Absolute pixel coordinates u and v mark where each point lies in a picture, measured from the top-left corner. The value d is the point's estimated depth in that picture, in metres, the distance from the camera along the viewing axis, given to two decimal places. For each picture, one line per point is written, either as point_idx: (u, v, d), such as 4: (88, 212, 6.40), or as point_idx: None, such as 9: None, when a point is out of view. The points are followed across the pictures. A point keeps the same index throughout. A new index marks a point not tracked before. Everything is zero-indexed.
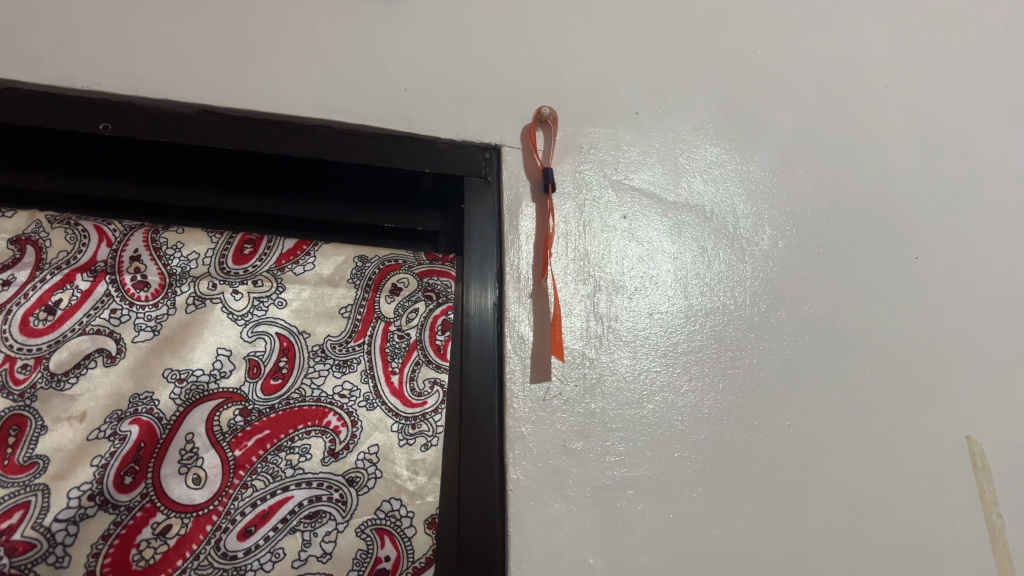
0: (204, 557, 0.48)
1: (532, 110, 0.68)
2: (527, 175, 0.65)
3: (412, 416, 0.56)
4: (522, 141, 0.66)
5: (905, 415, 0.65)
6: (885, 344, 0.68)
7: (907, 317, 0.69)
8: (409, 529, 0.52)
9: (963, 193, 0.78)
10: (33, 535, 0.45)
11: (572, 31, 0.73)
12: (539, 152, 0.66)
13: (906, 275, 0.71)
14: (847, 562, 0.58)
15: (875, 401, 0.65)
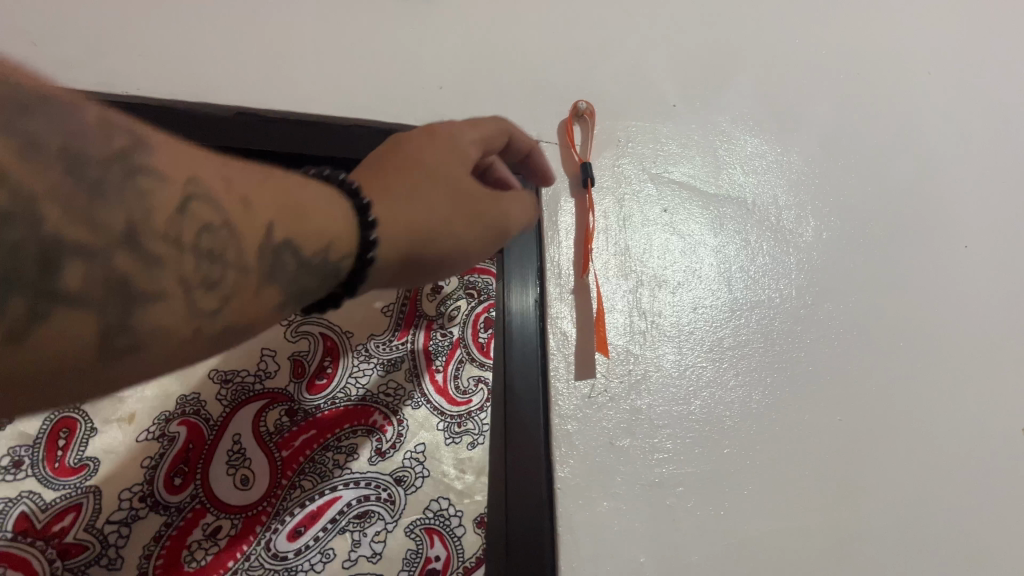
0: (255, 558, 0.62)
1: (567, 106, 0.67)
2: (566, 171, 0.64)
3: (457, 415, 0.65)
4: (560, 137, 0.66)
5: (961, 408, 0.63)
6: (939, 334, 0.65)
7: (961, 307, 0.67)
8: (458, 529, 0.61)
9: (1014, 178, 0.75)
10: (86, 538, 0.61)
11: (608, 20, 0.72)
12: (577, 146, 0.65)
13: (958, 263, 0.69)
14: (899, 560, 0.56)
15: (929, 392, 0.63)
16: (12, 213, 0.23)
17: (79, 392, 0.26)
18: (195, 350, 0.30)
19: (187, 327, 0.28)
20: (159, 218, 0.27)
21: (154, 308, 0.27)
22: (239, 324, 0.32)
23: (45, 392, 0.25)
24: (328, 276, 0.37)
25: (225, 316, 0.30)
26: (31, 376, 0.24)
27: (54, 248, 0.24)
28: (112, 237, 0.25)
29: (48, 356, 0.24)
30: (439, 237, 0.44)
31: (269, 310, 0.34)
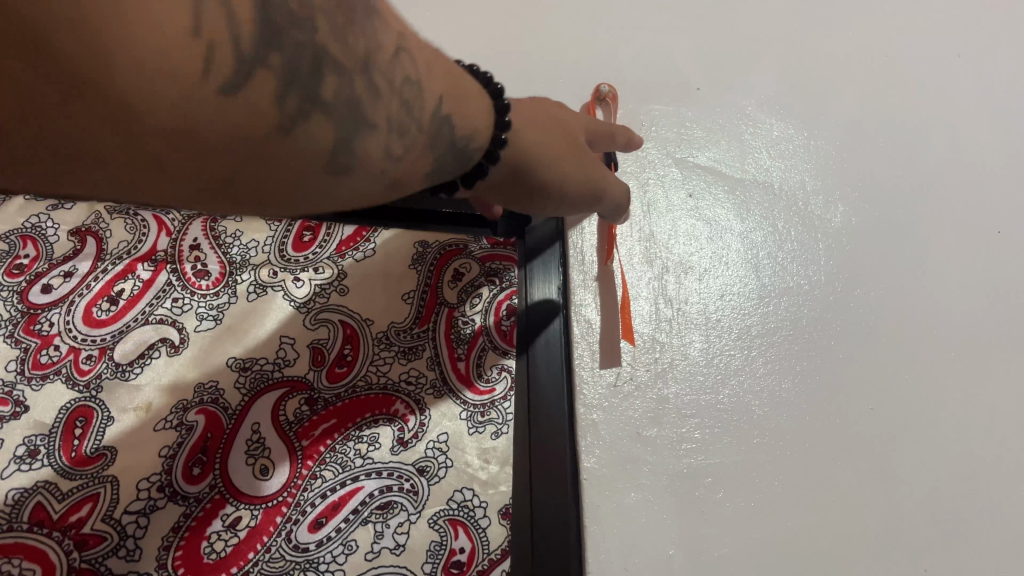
0: (277, 548, 0.61)
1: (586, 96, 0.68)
2: None
3: (480, 405, 0.65)
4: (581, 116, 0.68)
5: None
6: (990, 316, 0.61)
7: (1017, 286, 0.63)
8: (482, 520, 0.60)
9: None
10: (104, 529, 0.61)
11: (623, 20, 0.74)
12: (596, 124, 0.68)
13: (1011, 240, 0.65)
14: (951, 553, 0.53)
15: (983, 374, 0.58)
16: (300, 9, 0.22)
17: (291, 197, 0.25)
18: (379, 188, 0.28)
19: (388, 164, 0.27)
20: (394, 55, 0.25)
21: (376, 137, 0.26)
22: (417, 176, 0.30)
23: (272, 187, 0.24)
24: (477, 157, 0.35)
25: (413, 165, 0.29)
26: (269, 165, 0.23)
27: (322, 54, 0.23)
28: (357, 60, 0.24)
29: (286, 154, 0.23)
30: (559, 172, 0.44)
31: (441, 170, 0.32)
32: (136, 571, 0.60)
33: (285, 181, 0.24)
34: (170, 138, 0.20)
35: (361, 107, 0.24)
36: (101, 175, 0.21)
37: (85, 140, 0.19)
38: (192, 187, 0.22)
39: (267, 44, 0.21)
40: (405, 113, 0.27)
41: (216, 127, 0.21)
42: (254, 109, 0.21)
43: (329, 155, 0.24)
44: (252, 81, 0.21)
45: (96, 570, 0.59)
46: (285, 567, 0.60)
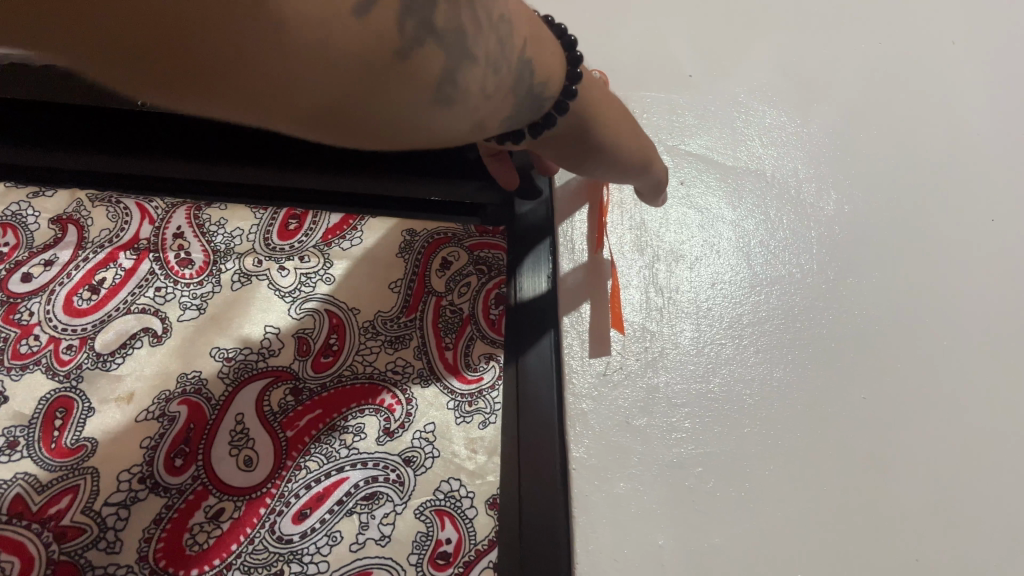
0: (258, 540, 0.63)
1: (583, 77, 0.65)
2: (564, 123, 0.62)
3: (468, 394, 0.66)
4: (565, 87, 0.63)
5: (1015, 382, 0.58)
6: (981, 304, 0.61)
7: (1007, 276, 0.62)
8: (469, 511, 0.61)
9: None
10: (83, 521, 0.63)
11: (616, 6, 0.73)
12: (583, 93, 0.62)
13: (1005, 229, 0.64)
14: (943, 542, 0.53)
15: (973, 364, 0.58)
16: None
17: (396, 133, 0.24)
18: (461, 131, 0.28)
19: (476, 103, 0.27)
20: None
21: (473, 74, 0.25)
22: (490, 121, 0.30)
23: (385, 120, 0.23)
24: (535, 108, 0.35)
25: (491, 109, 0.29)
26: (388, 93, 0.22)
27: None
28: None
29: (405, 84, 0.22)
30: (630, 137, 0.47)
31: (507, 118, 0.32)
32: (117, 564, 0.62)
33: (397, 114, 0.23)
34: (312, 55, 0.19)
35: (465, 36, 0.24)
36: (224, 96, 0.19)
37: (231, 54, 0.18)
38: (310, 117, 0.21)
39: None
40: (493, 50, 0.26)
41: (353, 47, 0.20)
42: (387, 30, 0.20)
43: (437, 87, 0.23)
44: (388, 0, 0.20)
45: (75, 563, 0.62)
46: (269, 559, 0.62)
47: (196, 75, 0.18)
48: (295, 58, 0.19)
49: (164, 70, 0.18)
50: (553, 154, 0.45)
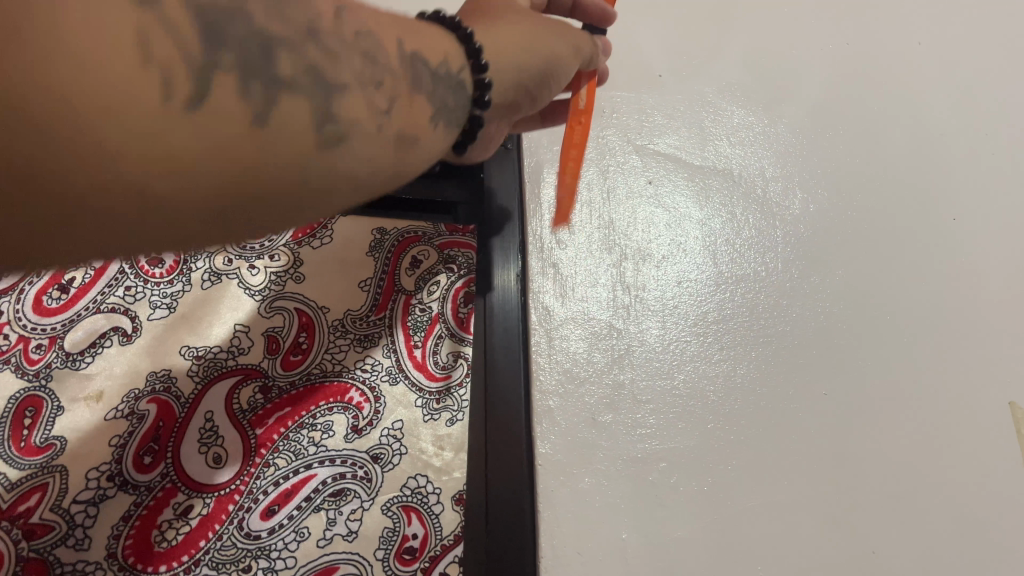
0: (227, 538, 0.67)
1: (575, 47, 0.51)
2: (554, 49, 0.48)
3: (435, 393, 0.73)
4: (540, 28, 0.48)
5: (958, 378, 0.60)
6: (935, 302, 0.63)
7: (959, 277, 0.64)
8: (435, 506, 0.69)
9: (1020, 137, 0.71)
10: (52, 519, 0.67)
11: None
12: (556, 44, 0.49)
13: (961, 228, 0.66)
14: (891, 532, 0.55)
15: (921, 360, 0.60)
16: (233, 11, 0.26)
17: (363, 181, 0.32)
18: (387, 156, 0.32)
19: (371, 119, 0.31)
20: (323, 22, 0.29)
21: (342, 96, 0.29)
22: (386, 127, 0.32)
23: (317, 178, 0.29)
24: (450, 107, 0.38)
25: (391, 122, 0.32)
26: (299, 151, 0.28)
27: (260, 39, 0.27)
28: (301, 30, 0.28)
29: (308, 139, 0.28)
30: (539, 47, 0.47)
31: (412, 121, 0.34)
32: (84, 560, 0.66)
33: (334, 163, 0.29)
34: (197, 145, 0.24)
35: (327, 76, 0.29)
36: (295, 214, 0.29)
37: (143, 168, 0.22)
38: (228, 196, 0.25)
39: (222, 50, 0.25)
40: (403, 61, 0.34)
41: (229, 118, 0.25)
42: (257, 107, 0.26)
43: (325, 126, 0.29)
44: (251, 89, 0.26)
45: (45, 561, 0.65)
46: (235, 555, 0.67)
47: (191, 222, 0.25)
48: (190, 152, 0.23)
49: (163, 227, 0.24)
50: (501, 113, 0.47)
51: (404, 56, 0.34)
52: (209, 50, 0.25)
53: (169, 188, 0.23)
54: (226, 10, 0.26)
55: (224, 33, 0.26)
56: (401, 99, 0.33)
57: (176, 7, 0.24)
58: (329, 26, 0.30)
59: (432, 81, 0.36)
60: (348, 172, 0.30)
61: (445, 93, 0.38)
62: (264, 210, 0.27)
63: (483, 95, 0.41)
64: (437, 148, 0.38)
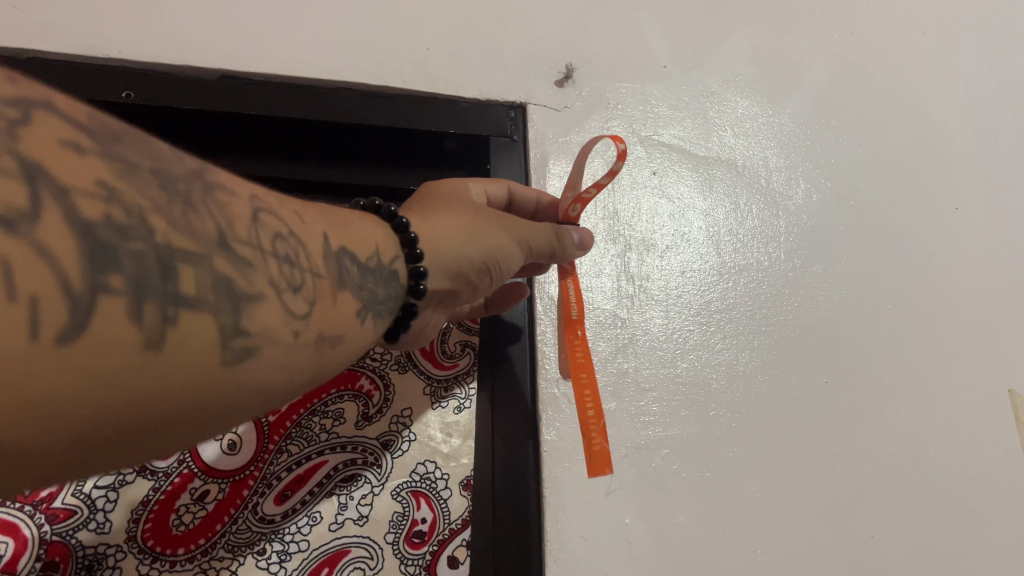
0: (243, 521, 0.57)
1: (509, 242, 0.50)
2: (476, 247, 0.48)
3: (442, 379, 0.64)
4: (467, 230, 0.48)
5: (945, 369, 0.63)
6: (925, 294, 0.65)
7: (949, 270, 0.67)
8: (443, 491, 0.59)
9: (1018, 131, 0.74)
10: (74, 503, 0.56)
11: None
12: (477, 243, 0.48)
13: (950, 222, 0.69)
14: (884, 517, 0.57)
15: (912, 354, 0.63)
16: (131, 226, 0.23)
17: (270, 389, 0.30)
18: (304, 356, 0.32)
19: (288, 326, 0.30)
20: (239, 227, 0.29)
21: (255, 310, 0.28)
22: (305, 329, 0.32)
23: (217, 398, 0.26)
24: (377, 297, 0.40)
25: (309, 322, 0.32)
26: (199, 374, 0.25)
27: (163, 256, 0.24)
28: (217, 240, 0.27)
29: (210, 358, 0.26)
30: (476, 244, 0.48)
31: (331, 319, 0.35)
32: (106, 543, 0.55)
33: (237, 378, 0.27)
34: (69, 388, 0.21)
35: (241, 288, 0.27)
36: (236, 416, 0.29)
37: (106, 414, 0.22)
38: (176, 419, 0.25)
39: (115, 272, 0.22)
40: (327, 255, 0.35)
41: (114, 354, 0.22)
42: (204, 327, 0.25)
43: (232, 344, 0.27)
44: (145, 315, 0.23)
45: (67, 544, 0.54)
46: (250, 538, 0.56)
47: (53, 464, 0.22)
48: (60, 395, 0.21)
49: (112, 457, 0.24)
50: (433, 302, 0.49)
51: (328, 258, 0.35)
52: (97, 275, 0.22)
53: (26, 435, 0.20)
54: (125, 225, 0.23)
55: (118, 251, 0.23)
56: (322, 298, 0.34)
57: (57, 233, 0.21)
58: (243, 234, 0.29)
59: (357, 279, 0.38)
60: (290, 363, 0.31)
61: (370, 283, 0.39)
62: (207, 424, 0.27)
63: (418, 284, 0.44)
64: (361, 339, 0.39)
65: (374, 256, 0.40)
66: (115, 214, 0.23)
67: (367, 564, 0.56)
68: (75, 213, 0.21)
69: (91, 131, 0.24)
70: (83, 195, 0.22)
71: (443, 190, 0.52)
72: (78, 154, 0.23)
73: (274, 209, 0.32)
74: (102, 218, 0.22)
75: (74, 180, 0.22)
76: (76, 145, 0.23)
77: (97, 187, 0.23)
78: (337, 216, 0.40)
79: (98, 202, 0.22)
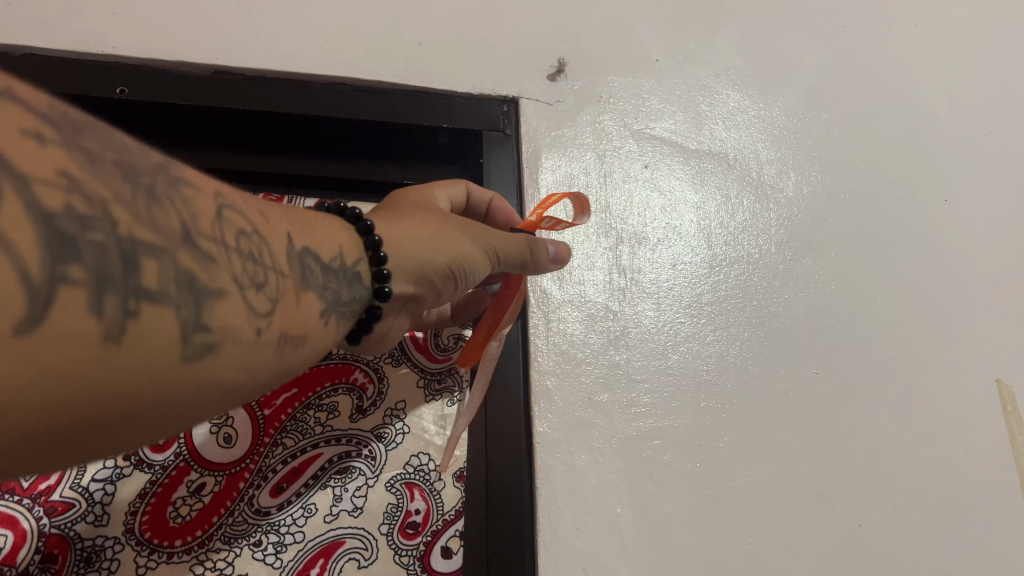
0: (239, 513, 0.57)
1: (476, 249, 0.50)
2: (443, 252, 0.49)
3: (437, 372, 0.64)
4: (434, 237, 0.49)
5: (934, 360, 0.64)
6: (915, 286, 0.66)
7: (938, 262, 0.67)
8: (437, 483, 0.60)
9: (1009, 122, 0.75)
10: (72, 496, 0.56)
11: None
12: (444, 249, 0.49)
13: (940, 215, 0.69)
14: (872, 506, 0.58)
15: (901, 344, 0.64)
16: (93, 217, 0.23)
17: (231, 387, 0.31)
18: (264, 355, 0.33)
19: (249, 324, 0.31)
20: (203, 223, 0.29)
21: (216, 306, 0.29)
22: (267, 328, 0.33)
23: (174, 393, 0.27)
24: (339, 299, 0.41)
25: (271, 322, 0.33)
26: (158, 368, 0.26)
27: (125, 248, 0.24)
28: (178, 236, 0.27)
29: (170, 352, 0.26)
30: (441, 250, 0.49)
31: (293, 318, 0.35)
32: (104, 535, 0.55)
33: (195, 374, 0.28)
34: (31, 377, 0.21)
35: (202, 283, 0.28)
36: (201, 409, 0.29)
37: (66, 408, 0.22)
38: (133, 412, 0.25)
39: (74, 262, 0.22)
40: (290, 254, 0.36)
41: (75, 344, 0.22)
42: (165, 322, 0.26)
43: (193, 339, 0.27)
44: (106, 306, 0.23)
45: (65, 537, 0.54)
46: (246, 530, 0.57)
47: (12, 457, 0.22)
48: (24, 386, 0.21)
49: (72, 451, 0.24)
50: (397, 305, 0.49)
51: (291, 258, 0.36)
52: (57, 265, 0.22)
53: None
54: (87, 216, 0.23)
55: (78, 242, 0.22)
56: (284, 297, 0.34)
57: (14, 221, 0.21)
58: (207, 229, 0.29)
59: (320, 280, 0.39)
60: (249, 359, 0.31)
61: (333, 285, 0.40)
62: (165, 418, 0.27)
63: (384, 286, 0.44)
64: (322, 340, 0.40)
65: (336, 258, 0.41)
66: (76, 205, 0.23)
67: (362, 554, 0.57)
68: (34, 202, 0.21)
69: (53, 122, 0.24)
70: (42, 184, 0.22)
71: (409, 198, 0.53)
72: (39, 144, 0.23)
73: (238, 208, 0.33)
74: (62, 208, 0.22)
75: (35, 169, 0.22)
76: (36, 134, 0.23)
77: (59, 177, 0.22)
78: (301, 217, 0.40)
79: (55, 190, 0.22)
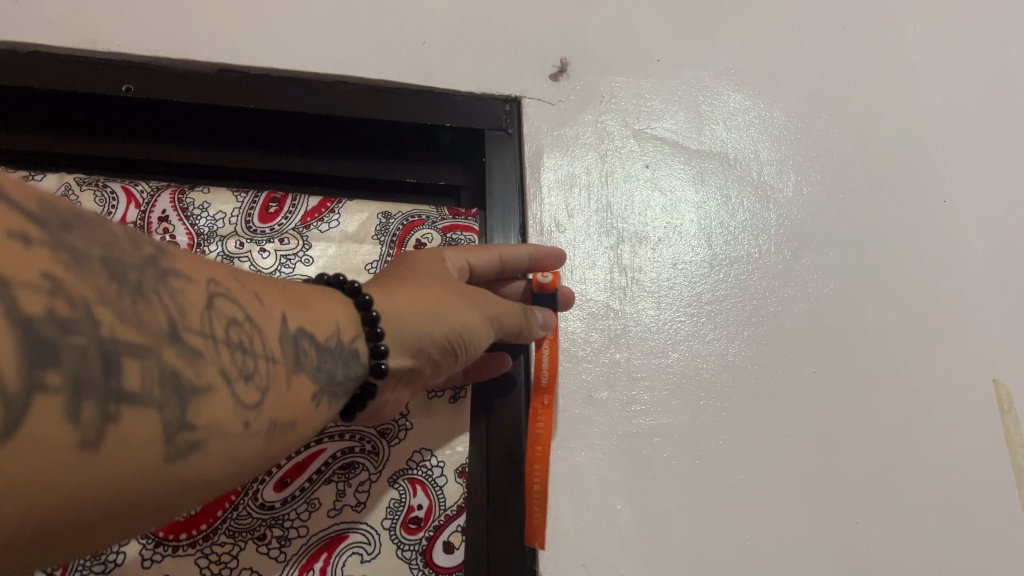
0: (244, 507, 0.55)
1: (477, 320, 0.49)
2: (444, 324, 0.48)
3: None
4: (434, 309, 0.48)
5: (929, 359, 0.64)
6: (912, 286, 0.67)
7: (935, 263, 0.68)
8: (439, 479, 0.57)
9: (1007, 122, 0.75)
10: None
11: None
12: (445, 321, 0.48)
13: (935, 215, 0.70)
14: (867, 502, 0.59)
15: (897, 343, 0.64)
16: (72, 321, 0.27)
17: (216, 479, 0.33)
18: (254, 446, 0.35)
19: (238, 417, 0.33)
20: (191, 316, 0.32)
21: (201, 403, 0.31)
22: (256, 418, 0.35)
23: (154, 490, 0.29)
24: (335, 379, 0.42)
25: (261, 412, 0.35)
26: (140, 468, 0.29)
27: (107, 349, 0.28)
28: (162, 334, 0.30)
29: (154, 453, 0.29)
30: (440, 319, 0.48)
31: (284, 404, 0.37)
32: None
33: (178, 471, 0.30)
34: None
35: (188, 379, 0.31)
36: (183, 503, 0.32)
37: (46, 512, 0.25)
38: (112, 513, 0.28)
39: (52, 367, 0.26)
40: (283, 342, 0.38)
41: (52, 451, 0.25)
42: (141, 424, 0.29)
43: (177, 439, 0.30)
44: (83, 411, 0.26)
45: None
46: (251, 525, 0.54)
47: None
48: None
49: (55, 547, 0.27)
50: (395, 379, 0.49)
51: (284, 344, 0.38)
52: (35, 371, 0.25)
53: None
54: (68, 318, 0.26)
55: (57, 344, 0.26)
56: (276, 383, 0.37)
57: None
58: (196, 322, 0.32)
59: (315, 361, 0.40)
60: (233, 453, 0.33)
61: (329, 365, 0.41)
62: (145, 512, 0.30)
63: (380, 363, 0.45)
64: (315, 423, 0.41)
65: (334, 336, 0.42)
66: (58, 307, 0.26)
67: (365, 549, 0.55)
68: (14, 306, 0.25)
69: (43, 224, 0.28)
70: (23, 289, 0.25)
71: (421, 257, 0.52)
72: (25, 245, 0.26)
73: (231, 296, 0.36)
74: (43, 311, 0.26)
75: (19, 275, 0.25)
76: (23, 236, 0.26)
77: (41, 281, 0.26)
78: (298, 296, 0.42)
79: (37, 296, 0.26)
